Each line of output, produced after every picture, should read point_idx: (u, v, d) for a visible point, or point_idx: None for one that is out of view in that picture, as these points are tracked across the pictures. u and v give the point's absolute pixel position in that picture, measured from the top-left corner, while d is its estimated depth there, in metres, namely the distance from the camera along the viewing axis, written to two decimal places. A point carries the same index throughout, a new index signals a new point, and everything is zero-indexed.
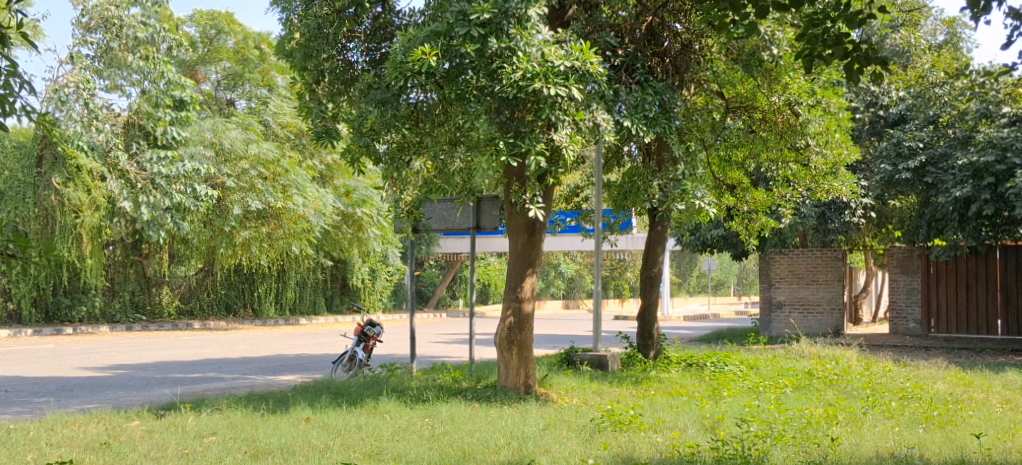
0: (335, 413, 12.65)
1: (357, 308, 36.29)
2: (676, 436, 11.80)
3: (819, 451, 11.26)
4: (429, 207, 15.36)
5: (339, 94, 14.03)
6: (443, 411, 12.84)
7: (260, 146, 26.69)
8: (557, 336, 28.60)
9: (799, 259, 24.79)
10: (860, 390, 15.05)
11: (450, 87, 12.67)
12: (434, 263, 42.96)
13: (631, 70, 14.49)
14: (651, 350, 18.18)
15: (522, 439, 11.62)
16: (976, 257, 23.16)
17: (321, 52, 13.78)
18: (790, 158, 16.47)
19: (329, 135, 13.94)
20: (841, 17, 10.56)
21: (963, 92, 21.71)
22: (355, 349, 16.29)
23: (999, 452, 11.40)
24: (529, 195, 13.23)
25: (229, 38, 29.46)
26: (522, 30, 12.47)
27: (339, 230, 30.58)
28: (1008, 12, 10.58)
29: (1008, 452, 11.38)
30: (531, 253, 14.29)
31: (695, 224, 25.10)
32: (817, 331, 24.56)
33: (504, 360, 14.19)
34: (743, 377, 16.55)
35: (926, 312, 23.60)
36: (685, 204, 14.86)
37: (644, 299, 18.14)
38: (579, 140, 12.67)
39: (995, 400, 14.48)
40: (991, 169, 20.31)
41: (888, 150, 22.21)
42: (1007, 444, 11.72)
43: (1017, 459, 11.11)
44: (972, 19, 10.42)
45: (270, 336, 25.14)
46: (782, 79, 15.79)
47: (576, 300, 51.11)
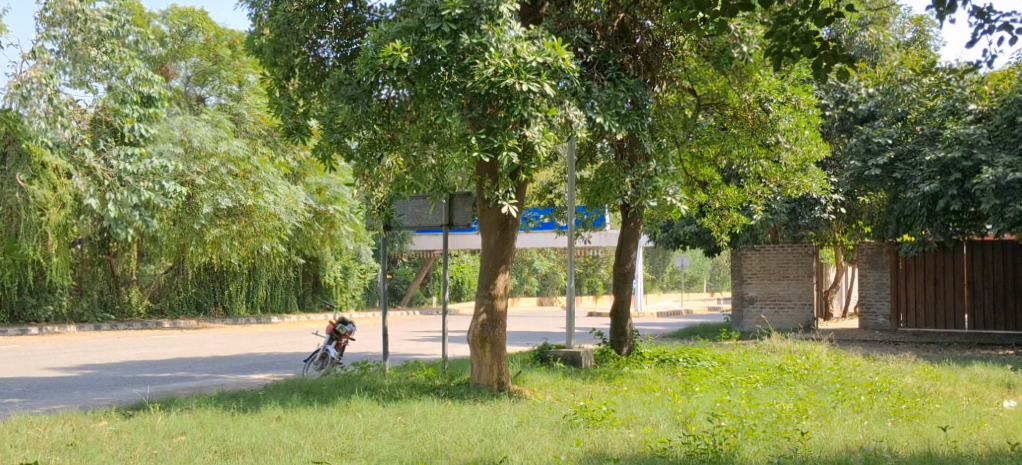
0: (306, 412, 12.62)
1: (329, 306, 36.20)
2: (648, 431, 11.86)
3: (789, 446, 11.33)
4: (402, 203, 15.40)
5: (310, 89, 14.01)
6: (416, 409, 12.85)
7: (230, 143, 26.46)
8: (531, 333, 28.66)
9: (770, 255, 24.93)
10: (830, 384, 15.17)
11: (422, 83, 12.61)
12: (407, 261, 42.84)
13: (603, 67, 14.47)
14: (624, 346, 18.20)
15: (495, 437, 11.63)
16: (943, 252, 23.46)
17: (291, 48, 13.70)
18: (762, 154, 16.36)
19: (300, 132, 13.97)
20: (810, 14, 10.58)
21: (929, 89, 22.14)
22: (327, 348, 16.25)
23: (964, 444, 11.53)
24: (502, 191, 13.32)
25: (200, 36, 28.92)
26: (494, 26, 12.48)
27: (311, 227, 30.34)
28: (972, 11, 10.71)
29: (974, 444, 11.51)
30: (504, 250, 14.31)
31: (667, 221, 25.22)
32: (787, 327, 24.73)
33: (477, 357, 14.19)
34: (715, 372, 16.66)
35: (895, 308, 23.87)
36: (657, 201, 15.06)
37: (615, 296, 18.23)
38: (552, 136, 12.76)
39: (961, 394, 14.64)
40: (957, 165, 20.66)
41: (856, 146, 22.28)
42: (972, 436, 11.86)
43: (982, 451, 11.23)
44: (937, 19, 10.56)
45: (242, 335, 25.05)
46: (753, 77, 15.89)
47: (549, 297, 51.08)
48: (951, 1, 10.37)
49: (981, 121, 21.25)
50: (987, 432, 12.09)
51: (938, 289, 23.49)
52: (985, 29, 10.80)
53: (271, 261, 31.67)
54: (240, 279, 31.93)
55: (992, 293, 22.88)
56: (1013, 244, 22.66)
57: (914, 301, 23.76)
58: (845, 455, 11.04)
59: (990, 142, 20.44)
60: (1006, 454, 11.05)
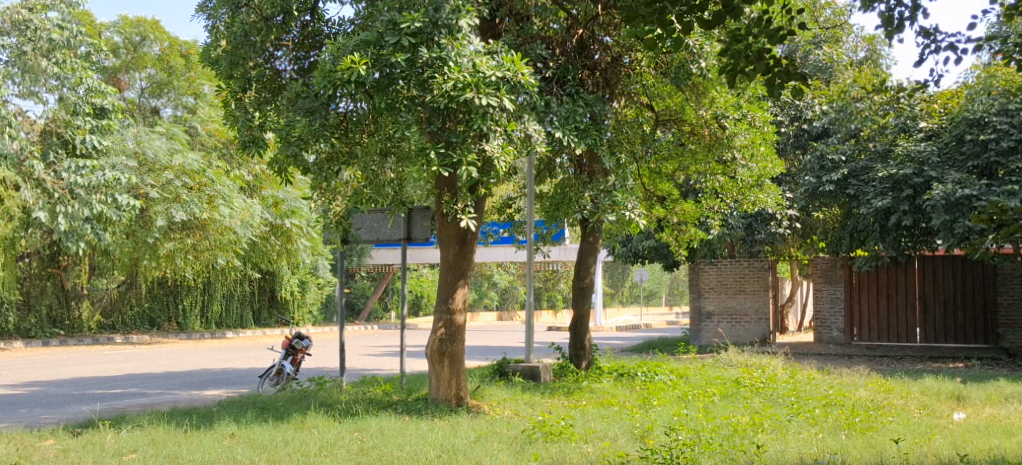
0: (260, 428, 12.46)
1: (286, 321, 35.89)
2: (607, 445, 11.82)
3: (745, 459, 11.34)
4: (359, 217, 15.25)
5: (266, 102, 13.77)
6: (373, 425, 12.72)
7: (185, 156, 26.15)
8: (490, 347, 28.54)
9: (727, 269, 24.99)
10: (785, 397, 15.21)
11: (380, 96, 12.49)
12: (366, 275, 42.58)
13: (561, 82, 14.48)
14: (583, 360, 18.15)
15: (452, 452, 11.54)
16: (895, 266, 23.68)
17: (248, 61, 13.61)
18: (718, 171, 16.53)
19: (256, 145, 13.76)
20: (763, 33, 10.35)
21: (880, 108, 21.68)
22: (283, 363, 16.10)
23: (916, 456, 11.58)
24: (461, 204, 13.23)
25: (154, 46, 28.43)
26: (454, 41, 12.51)
27: (267, 241, 29.87)
28: (918, 31, 10.75)
29: (925, 456, 11.57)
30: (463, 264, 14.23)
31: (625, 235, 25.22)
32: (744, 340, 24.81)
33: (435, 372, 14.09)
34: (673, 385, 16.66)
35: (849, 321, 23.94)
36: (615, 215, 15.02)
37: (575, 311, 18.18)
38: (511, 150, 12.71)
39: (913, 406, 14.73)
40: (909, 182, 20.88)
41: (811, 163, 22.57)
42: (924, 448, 11.92)
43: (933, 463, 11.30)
44: (885, 38, 10.62)
45: (195, 350, 24.73)
46: (709, 93, 15.97)
47: (509, 311, 50.94)
48: (899, 20, 10.46)
49: (932, 139, 21.50)
50: (938, 444, 12.15)
51: (892, 303, 23.68)
52: (932, 50, 10.78)
53: (226, 275, 31.34)
54: (195, 293, 31.74)
55: (942, 305, 23.27)
56: (961, 258, 23.11)
57: (868, 315, 23.87)
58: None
59: (940, 159, 20.74)
60: None
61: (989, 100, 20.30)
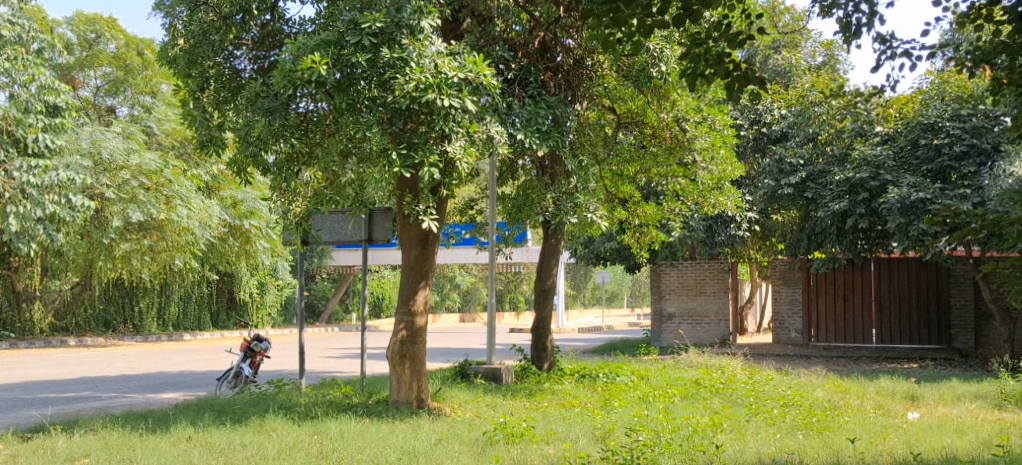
0: (218, 432, 12.32)
1: (244, 323, 35.64)
2: (568, 446, 11.80)
3: (704, 459, 11.37)
4: (320, 218, 15.12)
5: (226, 101, 13.61)
6: (332, 428, 12.61)
7: (142, 156, 25.88)
8: (451, 349, 28.46)
9: (688, 271, 25.06)
10: (744, 398, 15.26)
11: (341, 97, 12.39)
12: (326, 277, 42.35)
13: (524, 85, 14.44)
14: (545, 361, 18.11)
15: (413, 454, 11.46)
16: (852, 268, 23.82)
17: (206, 60, 13.43)
18: (679, 173, 16.57)
19: (214, 144, 13.66)
20: (722, 36, 10.24)
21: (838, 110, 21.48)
22: (242, 366, 15.94)
23: (871, 455, 11.63)
24: (423, 206, 13.16)
25: (110, 44, 28.17)
26: (415, 41, 12.38)
27: (226, 243, 29.43)
28: (874, 37, 10.75)
29: (879, 455, 11.64)
30: (424, 266, 14.15)
31: (588, 237, 25.22)
32: (705, 342, 24.94)
33: (396, 374, 14.01)
34: (633, 387, 16.67)
35: (807, 322, 24.17)
36: (577, 217, 15.03)
37: (536, 312, 18.15)
38: (473, 152, 12.66)
39: (869, 406, 14.82)
40: (865, 185, 21.05)
41: (770, 166, 22.77)
42: (878, 448, 11.99)
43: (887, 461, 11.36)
44: (842, 44, 10.65)
45: (151, 353, 24.47)
46: (670, 97, 16.01)
47: (471, 313, 50.85)
48: (856, 27, 10.48)
49: (888, 143, 21.56)
50: (893, 444, 12.23)
51: (848, 304, 23.83)
52: (889, 57, 10.72)
53: (184, 277, 31.04)
54: (151, 295, 31.49)
55: (896, 307, 23.37)
56: (916, 260, 23.20)
57: (826, 316, 24.05)
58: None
59: (896, 163, 20.94)
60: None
61: (943, 105, 20.55)
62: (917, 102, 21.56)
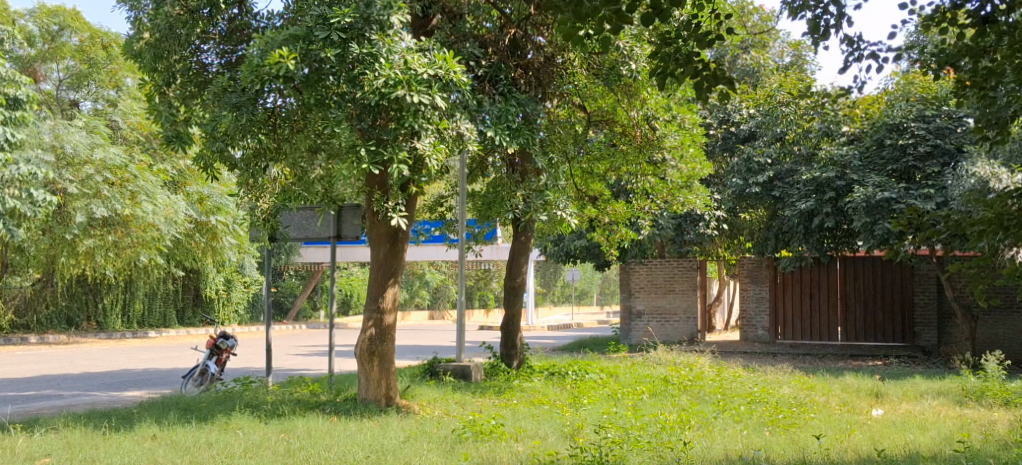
0: (183, 430, 12.18)
1: (211, 320, 35.39)
2: (537, 444, 11.74)
3: (672, 456, 11.34)
4: (288, 214, 15.06)
5: (192, 96, 13.47)
6: (300, 426, 12.49)
7: (106, 151, 25.62)
8: (420, 347, 28.34)
9: (657, 269, 25.10)
10: (711, 395, 15.28)
11: (310, 92, 12.25)
12: (294, 274, 42.14)
13: (494, 82, 14.33)
14: (514, 359, 18.05)
15: (381, 453, 11.37)
16: (818, 267, 23.89)
17: (172, 54, 13.25)
18: (649, 172, 16.57)
19: (180, 140, 13.45)
20: (692, 36, 10.14)
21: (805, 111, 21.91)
22: (207, 363, 15.79)
23: (836, 451, 11.66)
24: (392, 202, 13.06)
25: (73, 37, 27.76)
26: (385, 37, 12.30)
27: (191, 238, 29.21)
28: (842, 39, 10.72)
29: (844, 451, 11.66)
30: (393, 263, 14.06)
31: (557, 235, 25.17)
32: (673, 339, 24.95)
33: (364, 371, 13.90)
34: (602, 384, 16.66)
35: (774, 320, 24.29)
36: (547, 215, 15.05)
37: (506, 310, 18.10)
38: (443, 148, 12.58)
39: (835, 403, 14.89)
40: (831, 184, 21.25)
41: (738, 165, 22.76)
42: (843, 444, 12.01)
43: (852, 458, 11.38)
44: (810, 45, 10.65)
45: (116, 350, 24.21)
46: (640, 95, 15.95)
47: (440, 310, 50.75)
48: (825, 28, 10.48)
49: (853, 143, 21.90)
50: (858, 440, 12.26)
51: (814, 302, 23.95)
52: (856, 58, 10.74)
53: (149, 274, 30.76)
54: (115, 291, 31.18)
55: (861, 306, 23.48)
56: (881, 259, 23.30)
57: (792, 314, 24.18)
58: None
59: (862, 163, 21.11)
60: (875, 461, 11.19)
61: (908, 105, 20.64)
62: (883, 103, 21.73)
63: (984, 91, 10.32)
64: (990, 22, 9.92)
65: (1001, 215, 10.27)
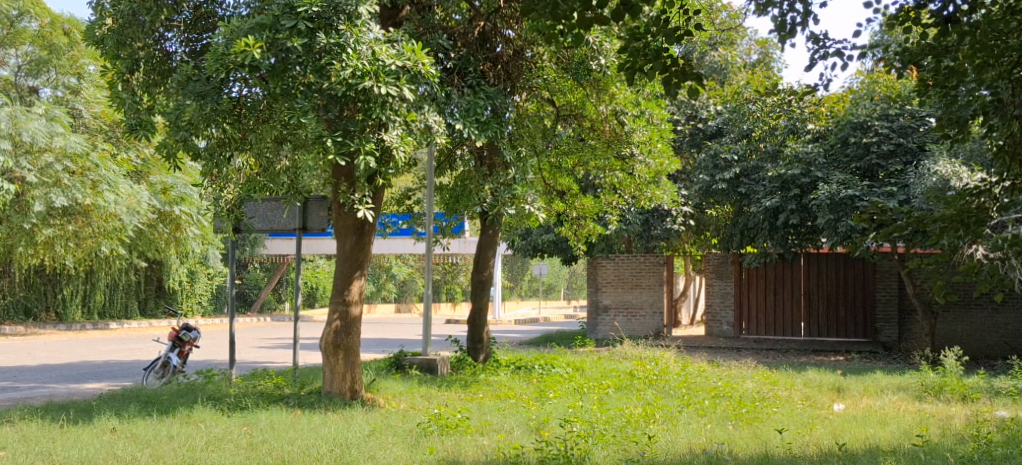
0: (143, 423, 12.02)
1: (173, 311, 35.07)
2: (502, 438, 11.68)
3: (637, 450, 11.30)
4: (253, 206, 14.84)
5: (155, 84, 13.30)
6: (263, 419, 12.36)
7: (66, 139, 25.09)
8: (385, 340, 28.19)
9: (624, 264, 25.15)
10: (677, 389, 15.27)
11: (277, 82, 12.15)
12: (259, 265, 41.87)
13: (463, 74, 14.24)
14: (480, 353, 17.97)
15: (345, 446, 11.26)
16: (782, 264, 23.99)
17: (135, 41, 13.06)
18: (617, 167, 16.48)
19: (143, 129, 13.11)
20: (660, 31, 10.04)
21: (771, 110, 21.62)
22: (170, 355, 15.62)
23: (798, 446, 11.66)
24: (359, 195, 12.95)
25: (32, 22, 27.02)
26: (353, 27, 12.17)
27: (154, 229, 28.85)
28: (808, 37, 10.60)
29: (806, 446, 11.66)
30: (360, 255, 13.95)
31: (525, 229, 25.10)
32: (639, 334, 24.97)
33: (330, 364, 13.77)
34: (569, 378, 16.62)
35: (738, 316, 24.21)
36: (514, 209, 14.92)
37: (472, 304, 18.03)
38: (410, 142, 12.46)
39: (797, 398, 14.93)
40: (796, 182, 21.26)
41: (704, 161, 22.65)
42: (805, 438, 12.02)
43: (814, 452, 11.38)
44: (776, 42, 10.63)
45: (76, 342, 23.91)
46: (609, 90, 15.97)
47: (406, 303, 50.63)
48: (791, 26, 10.45)
49: (818, 141, 21.82)
50: (820, 435, 12.28)
51: (779, 298, 24.01)
52: (822, 55, 10.65)
53: (110, 264, 30.41)
54: (75, 282, 30.77)
55: (824, 302, 23.61)
56: (844, 256, 23.47)
57: (756, 310, 24.14)
58: (689, 458, 11.00)
59: (826, 160, 21.15)
60: (835, 455, 11.20)
61: (872, 104, 20.72)
62: (848, 100, 21.81)
63: (947, 90, 10.34)
64: (953, 21, 9.71)
65: (962, 213, 10.22)
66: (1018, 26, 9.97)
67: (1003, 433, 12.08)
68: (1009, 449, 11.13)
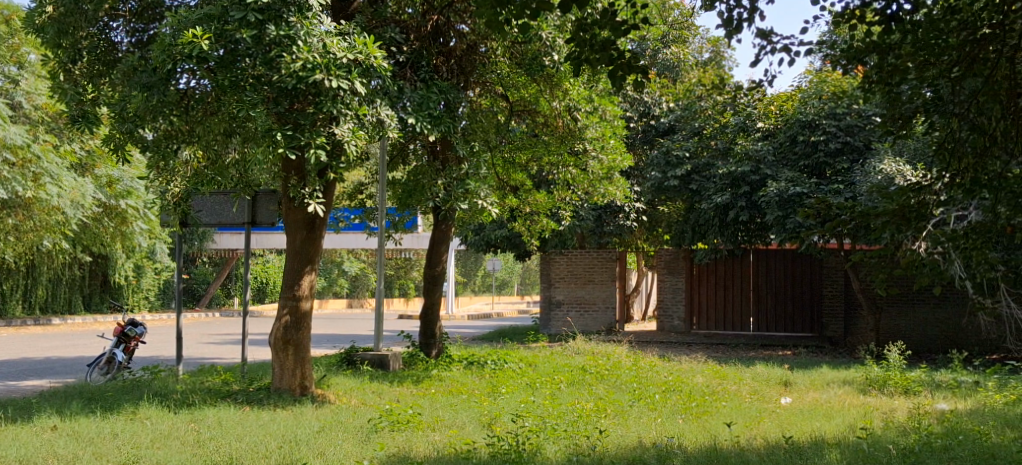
0: (85, 420, 11.80)
1: (118, 306, 34.58)
2: (454, 433, 11.60)
3: (587, 444, 11.24)
4: (200, 200, 14.52)
5: (99, 75, 13.07)
6: (210, 416, 12.18)
7: (8, 130, 23.21)
8: (336, 335, 28.01)
9: (577, 259, 25.09)
10: (628, 384, 15.27)
11: (224, 74, 11.94)
12: (208, 260, 41.45)
13: (416, 68, 14.13)
14: (432, 349, 17.87)
15: (294, 443, 11.11)
16: (732, 259, 24.13)
17: (78, 29, 12.80)
18: (570, 163, 16.47)
19: (87, 121, 13.00)
20: (606, 24, 9.89)
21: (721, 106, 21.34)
22: (115, 351, 15.37)
23: (746, 438, 11.69)
24: (309, 189, 12.76)
25: None
26: (303, 19, 12.02)
27: (99, 223, 28.49)
28: (755, 32, 10.55)
29: (754, 438, 11.68)
30: (311, 249, 13.81)
31: (477, 225, 25.00)
32: (592, 330, 24.98)
33: (279, 360, 13.60)
34: (521, 373, 16.57)
35: (688, 311, 24.38)
36: (467, 204, 14.79)
37: (425, 299, 17.93)
38: (362, 136, 12.27)
39: (746, 391, 14.98)
40: (746, 179, 21.38)
41: (657, 158, 22.78)
42: (753, 431, 12.06)
43: (761, 444, 11.42)
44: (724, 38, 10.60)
45: (18, 338, 23.47)
46: (562, 86, 15.76)
47: (359, 299, 50.44)
48: (738, 22, 10.42)
49: (768, 139, 21.92)
50: (769, 428, 12.33)
51: (728, 294, 24.17)
52: (769, 53, 10.60)
53: (52, 258, 29.94)
54: (17, 277, 30.20)
55: (773, 298, 23.75)
56: (793, 252, 23.66)
57: (706, 305, 24.36)
58: (639, 452, 10.97)
59: (775, 159, 21.24)
60: (782, 447, 11.23)
61: (820, 103, 20.93)
62: (796, 100, 21.75)
63: (888, 87, 10.37)
64: (896, 19, 9.71)
65: (902, 208, 10.41)
66: (957, 26, 10.04)
67: (944, 425, 12.19)
68: (949, 440, 11.25)
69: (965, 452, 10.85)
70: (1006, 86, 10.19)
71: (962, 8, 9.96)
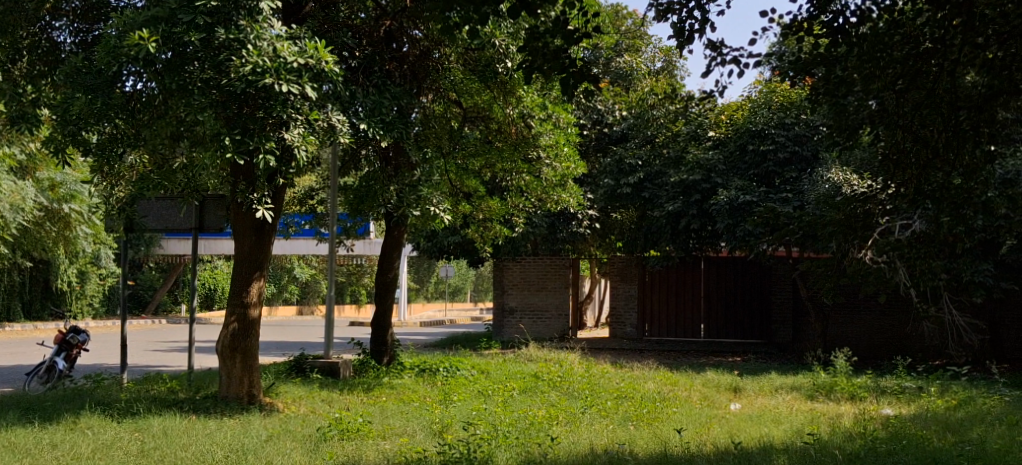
0: (23, 431, 11.51)
1: (61, 313, 34.01)
2: (405, 442, 11.43)
3: (539, 451, 11.16)
4: (146, 203, 14.33)
5: (40, 76, 12.79)
6: (155, 425, 11.94)
7: None
8: (285, 342, 27.70)
9: (530, 267, 25.00)
10: (579, 390, 15.20)
11: (171, 76, 11.65)
12: (155, 266, 40.90)
13: (368, 72, 14.06)
14: (386, 356, 17.67)
15: (241, 452, 10.90)
16: (683, 266, 24.17)
17: (17, 29, 12.64)
18: (524, 169, 16.19)
19: (25, 121, 12.43)
20: (557, 31, 9.82)
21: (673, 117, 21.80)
22: (55, 359, 15.04)
23: (696, 444, 11.66)
24: (257, 195, 12.56)
25: None
26: (252, 23, 11.78)
27: (40, 227, 27.98)
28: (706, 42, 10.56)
29: (704, 445, 11.64)
30: (258, 255, 13.59)
31: (430, 232, 24.83)
32: (545, 336, 24.87)
33: (226, 368, 13.37)
34: (474, 381, 16.45)
35: (641, 317, 24.30)
36: (420, 210, 14.65)
37: (377, 306, 17.77)
38: (313, 141, 12.06)
39: (696, 398, 14.96)
40: (697, 187, 21.36)
41: (610, 166, 22.71)
42: (703, 437, 12.04)
43: (712, 450, 11.40)
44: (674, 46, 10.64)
45: None
46: (517, 93, 15.47)
47: (308, 305, 50.12)
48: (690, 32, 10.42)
49: (719, 147, 22.15)
50: (719, 434, 12.30)
51: (680, 301, 24.16)
52: (721, 61, 10.59)
53: None
54: None
55: (723, 305, 23.84)
56: (744, 260, 23.75)
57: (658, 312, 24.29)
58: (591, 459, 10.87)
59: (725, 168, 21.35)
60: (733, 452, 11.21)
61: (770, 113, 21.05)
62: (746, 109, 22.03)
63: (835, 99, 10.32)
64: (842, 32, 10.11)
65: (850, 217, 10.72)
66: (900, 40, 10.11)
67: (889, 430, 12.24)
68: (894, 445, 11.28)
69: (911, 457, 10.87)
70: (947, 100, 10.12)
71: (903, 22, 10.06)
